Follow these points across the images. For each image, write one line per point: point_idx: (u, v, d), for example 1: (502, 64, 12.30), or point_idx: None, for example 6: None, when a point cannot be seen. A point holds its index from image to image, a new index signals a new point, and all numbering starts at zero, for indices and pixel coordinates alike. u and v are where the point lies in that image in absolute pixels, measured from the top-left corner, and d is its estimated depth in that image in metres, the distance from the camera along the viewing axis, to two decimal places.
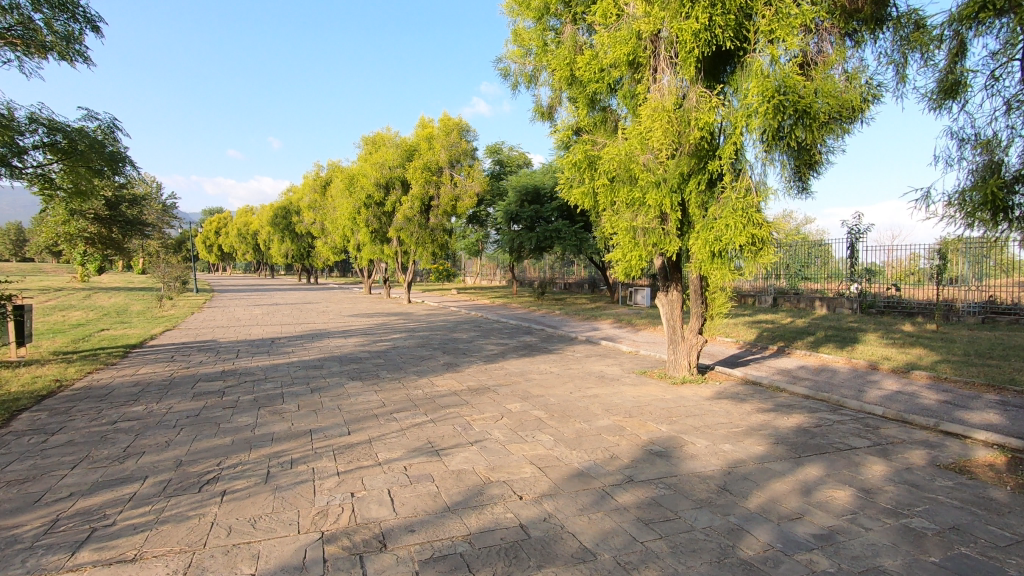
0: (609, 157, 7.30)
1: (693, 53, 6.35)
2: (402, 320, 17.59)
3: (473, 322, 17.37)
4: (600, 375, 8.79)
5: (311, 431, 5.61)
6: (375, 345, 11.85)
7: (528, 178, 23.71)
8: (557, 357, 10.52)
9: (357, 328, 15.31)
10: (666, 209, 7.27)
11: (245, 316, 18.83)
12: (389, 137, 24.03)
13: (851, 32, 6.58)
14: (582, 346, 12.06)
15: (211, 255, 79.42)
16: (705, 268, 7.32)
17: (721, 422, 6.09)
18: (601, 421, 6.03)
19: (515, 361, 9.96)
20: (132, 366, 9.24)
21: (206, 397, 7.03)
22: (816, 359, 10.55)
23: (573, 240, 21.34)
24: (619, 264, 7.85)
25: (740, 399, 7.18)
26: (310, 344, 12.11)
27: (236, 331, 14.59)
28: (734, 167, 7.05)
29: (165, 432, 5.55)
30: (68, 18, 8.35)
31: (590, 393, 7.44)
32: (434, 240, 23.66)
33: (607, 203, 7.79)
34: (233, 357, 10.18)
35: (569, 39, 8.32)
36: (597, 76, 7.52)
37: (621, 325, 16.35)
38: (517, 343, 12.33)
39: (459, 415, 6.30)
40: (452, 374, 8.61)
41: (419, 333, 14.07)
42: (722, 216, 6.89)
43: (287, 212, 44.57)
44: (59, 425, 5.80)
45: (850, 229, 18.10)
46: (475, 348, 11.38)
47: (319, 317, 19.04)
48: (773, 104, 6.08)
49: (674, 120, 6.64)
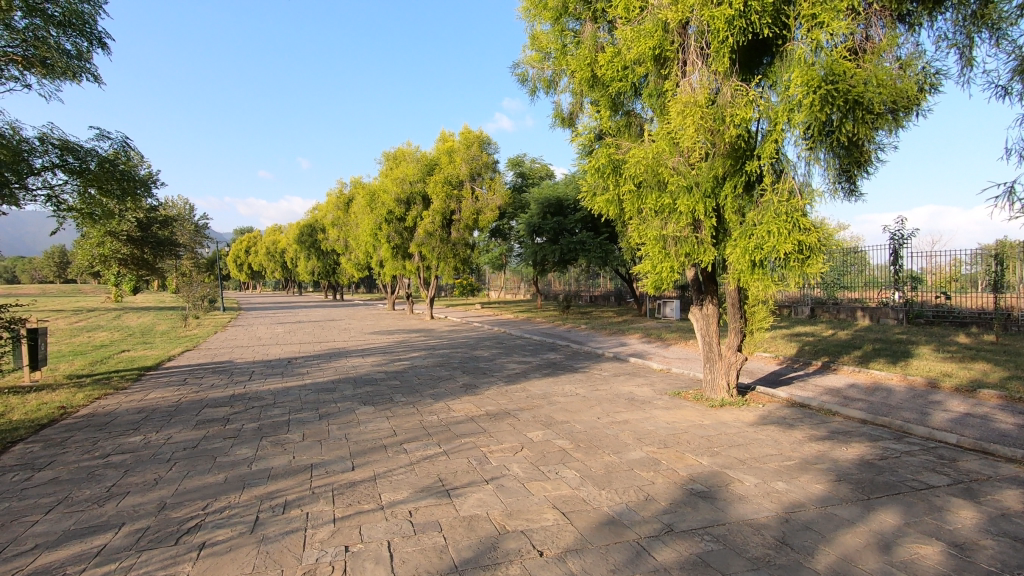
0: (635, 162, 6.75)
1: (727, 43, 5.78)
2: (423, 337, 17.16)
3: (496, 338, 16.84)
4: (630, 397, 8.11)
5: (312, 466, 5.11)
6: (393, 365, 11.38)
7: (551, 189, 23.20)
8: (583, 376, 9.88)
9: (376, 347, 14.91)
10: (698, 214, 6.68)
11: (265, 335, 18.67)
12: (410, 151, 23.86)
13: (904, 15, 5.90)
14: (609, 364, 11.37)
15: (242, 273, 81.07)
16: (745, 279, 6.65)
17: (770, 453, 5.37)
18: (632, 454, 5.38)
19: (538, 382, 9.35)
20: (142, 390, 8.94)
21: (208, 425, 6.62)
22: (867, 376, 9.66)
23: (598, 251, 20.71)
24: (648, 277, 7.22)
25: (788, 425, 6.44)
26: (327, 364, 11.71)
27: (255, 351, 14.33)
28: (774, 168, 6.41)
29: (156, 468, 5.13)
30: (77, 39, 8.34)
31: (620, 418, 6.79)
32: (456, 255, 23.31)
33: (633, 212, 7.21)
34: (245, 380, 9.82)
35: (589, 39, 7.82)
36: (621, 75, 6.99)
37: (650, 340, 15.58)
38: (540, 361, 11.72)
39: (475, 445, 5.73)
40: (470, 398, 8.06)
41: (438, 351, 13.55)
42: (762, 222, 6.25)
43: (313, 230, 45.10)
44: (48, 459, 5.43)
45: (892, 234, 17.03)
46: (496, 367, 10.80)
47: (340, 334, 18.75)
48: (819, 96, 5.43)
49: (707, 117, 6.03)
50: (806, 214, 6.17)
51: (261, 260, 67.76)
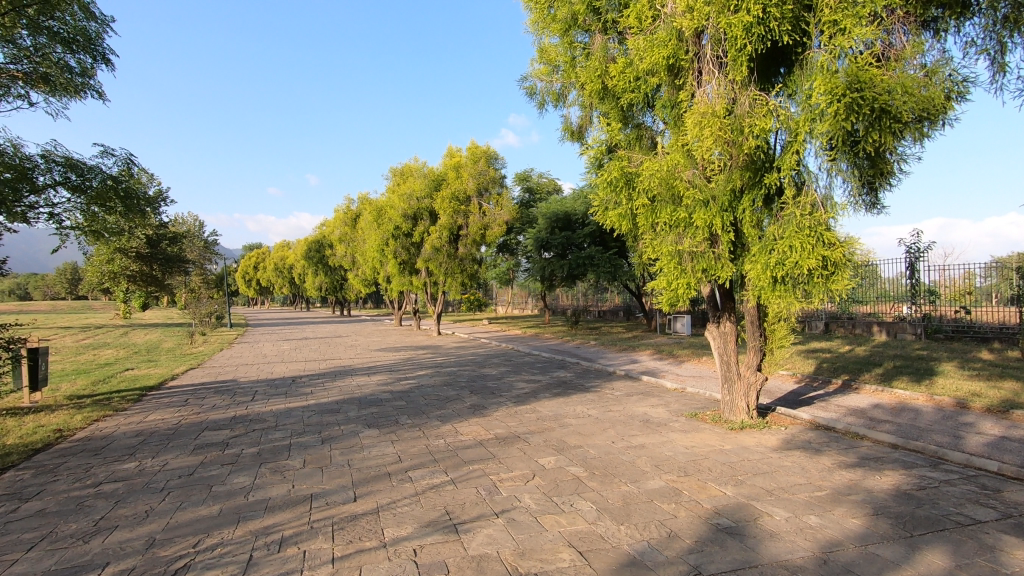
0: (650, 175, 6.54)
1: (746, 50, 5.57)
2: (430, 354, 16.89)
3: (504, 355, 16.51)
4: (645, 419, 7.78)
5: (312, 497, 4.84)
6: (398, 384, 11.09)
7: (559, 204, 23.02)
8: (594, 396, 9.54)
9: (382, 364, 14.63)
10: (716, 229, 6.45)
11: (271, 352, 18.47)
12: (417, 167, 23.82)
13: (929, 21, 5.70)
14: (621, 382, 11.03)
15: (251, 289, 81.39)
16: (765, 296, 6.36)
17: (798, 482, 5.03)
18: (651, 483, 5.06)
19: (548, 402, 9.02)
20: (142, 412, 8.71)
21: (207, 450, 6.37)
22: (891, 395, 9.26)
23: (607, 266, 20.44)
24: (663, 294, 6.97)
25: (815, 450, 6.09)
26: (332, 383, 11.45)
27: (259, 369, 14.10)
28: (795, 180, 6.16)
29: (149, 499, 4.87)
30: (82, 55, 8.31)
31: (635, 443, 6.46)
32: (463, 270, 23.11)
33: (648, 227, 6.97)
34: (248, 400, 9.58)
35: (599, 50, 7.65)
36: (633, 85, 6.80)
37: (662, 357, 15.19)
38: (550, 379, 11.39)
39: (484, 473, 5.43)
40: (478, 420, 7.76)
41: (446, 369, 13.26)
42: (784, 236, 5.98)
43: (320, 246, 45.20)
44: (38, 488, 5.18)
45: (908, 247, 16.58)
46: (505, 386, 10.48)
47: (346, 351, 18.50)
48: (844, 104, 5.18)
49: (725, 128, 5.79)
50: (830, 228, 5.89)
51: (269, 276, 68.02)
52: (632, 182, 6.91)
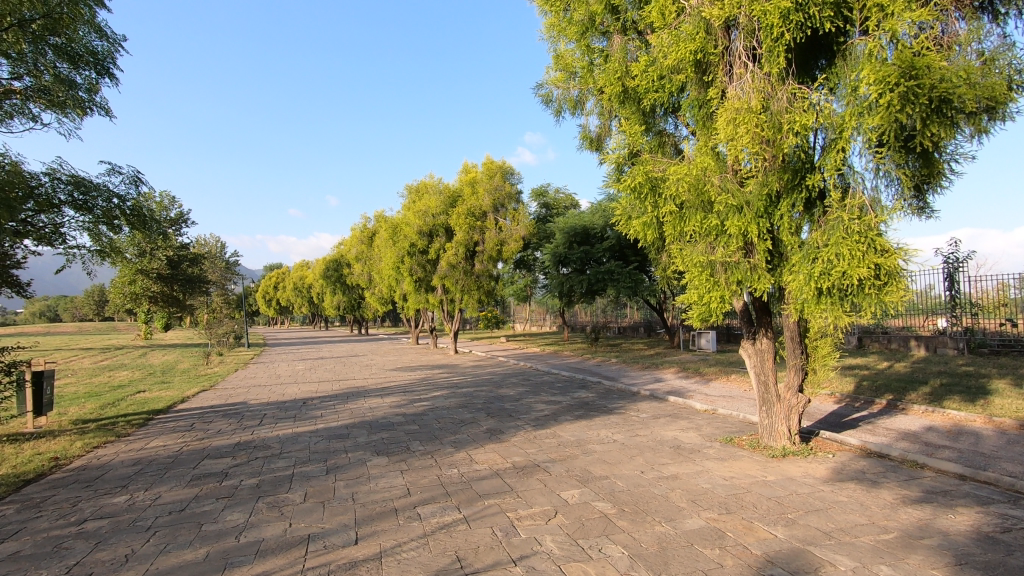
0: (678, 180, 6.06)
1: (783, 40, 5.10)
2: (445, 374, 16.40)
3: (522, 374, 15.96)
4: (676, 444, 7.16)
5: (309, 538, 4.35)
6: (412, 406, 10.60)
7: (577, 218, 22.55)
8: (619, 419, 8.93)
9: (396, 385, 14.18)
10: (751, 236, 5.92)
11: (285, 373, 18.15)
12: (432, 184, 23.61)
13: (987, 5, 5.16)
14: (647, 403, 10.39)
15: (271, 309, 82.13)
16: (810, 310, 5.77)
17: (860, 523, 4.38)
18: (690, 523, 4.47)
19: (570, 426, 8.43)
20: (145, 438, 8.35)
21: (204, 481, 5.94)
22: (944, 417, 8.49)
23: (628, 281, 19.83)
24: (694, 309, 6.43)
25: (871, 482, 5.43)
26: (343, 405, 11.02)
27: (271, 391, 13.75)
28: (839, 183, 5.62)
29: (132, 539, 4.44)
30: (87, 71, 8.15)
31: (668, 473, 5.86)
32: (480, 287, 22.71)
33: (676, 237, 6.47)
34: (255, 425, 9.16)
35: (618, 51, 7.24)
36: (657, 85, 6.37)
37: (688, 375, 14.48)
38: (570, 400, 10.79)
39: (500, 509, 4.89)
40: (495, 446, 7.22)
41: (461, 390, 12.74)
42: (830, 243, 5.42)
43: (338, 265, 45.35)
44: (17, 527, 4.79)
45: (944, 257, 15.63)
46: (523, 409, 9.93)
47: (361, 371, 18.10)
48: (898, 94, 4.64)
49: (763, 124, 5.26)
50: (882, 233, 5.31)
51: (289, 295, 68.48)
52: (657, 188, 6.43)
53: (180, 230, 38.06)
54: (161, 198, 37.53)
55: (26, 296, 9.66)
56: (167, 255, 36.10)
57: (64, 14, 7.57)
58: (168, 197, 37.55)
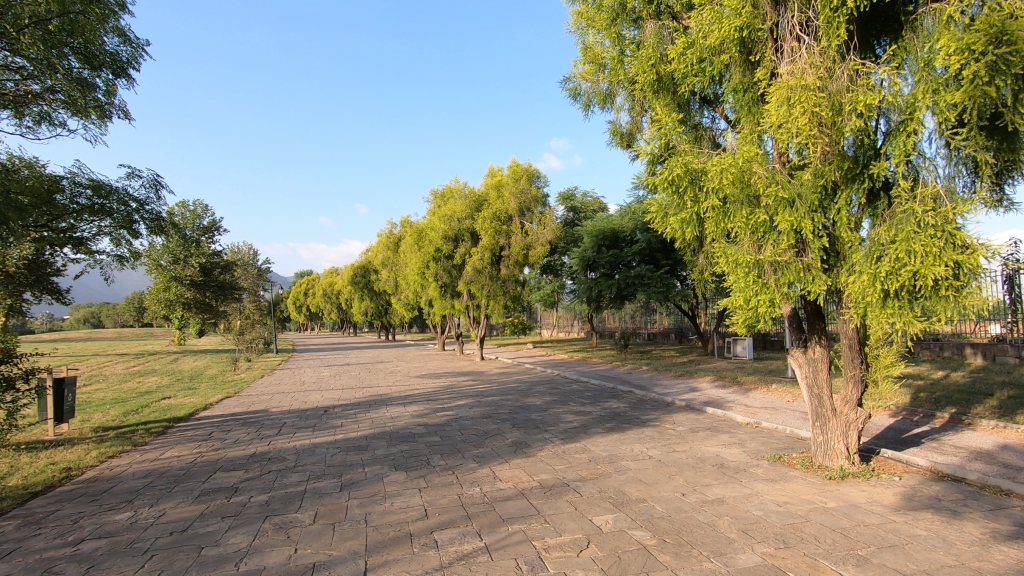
0: (721, 171, 5.49)
1: (844, 8, 4.51)
2: (471, 382, 15.98)
3: (550, 382, 15.42)
4: (719, 462, 6.54)
5: (313, 568, 3.92)
6: (434, 416, 10.16)
7: (605, 221, 21.91)
8: (654, 432, 8.31)
9: (420, 392, 13.81)
10: (805, 232, 5.34)
11: (310, 379, 18.00)
12: (457, 188, 23.32)
13: None
14: (683, 415, 9.72)
15: (301, 316, 83.33)
16: (874, 315, 5.12)
17: (947, 564, 3.73)
18: (743, 559, 3.89)
19: (601, 440, 7.86)
20: (161, 447, 8.12)
21: (212, 497, 5.60)
22: (1019, 434, 7.64)
23: (659, 286, 19.10)
24: (739, 313, 5.85)
25: (950, 512, 4.74)
26: (364, 414, 10.66)
27: (294, 398, 13.52)
28: (908, 172, 4.97)
29: (125, 564, 4.09)
30: (104, 74, 8.02)
31: (712, 497, 5.27)
32: (506, 292, 22.28)
33: (719, 235, 5.88)
34: (273, 434, 8.86)
35: (652, 37, 6.71)
36: (696, 69, 5.82)
37: (725, 384, 13.71)
38: (601, 411, 10.20)
39: (526, 537, 4.39)
40: (521, 462, 6.72)
41: (486, 399, 12.26)
42: (899, 239, 4.78)
43: (366, 271, 45.60)
44: (11, 546, 4.49)
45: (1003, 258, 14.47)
46: (551, 420, 9.38)
47: (385, 378, 17.82)
48: (984, 65, 4.00)
49: (822, 105, 4.63)
50: (961, 227, 4.64)
51: (319, 302, 69.37)
52: (697, 180, 5.84)
53: (212, 237, 38.76)
54: (194, 206, 38.31)
55: (64, 302, 9.48)
56: (200, 262, 36.77)
57: (81, 14, 7.42)
58: (201, 205, 38.33)
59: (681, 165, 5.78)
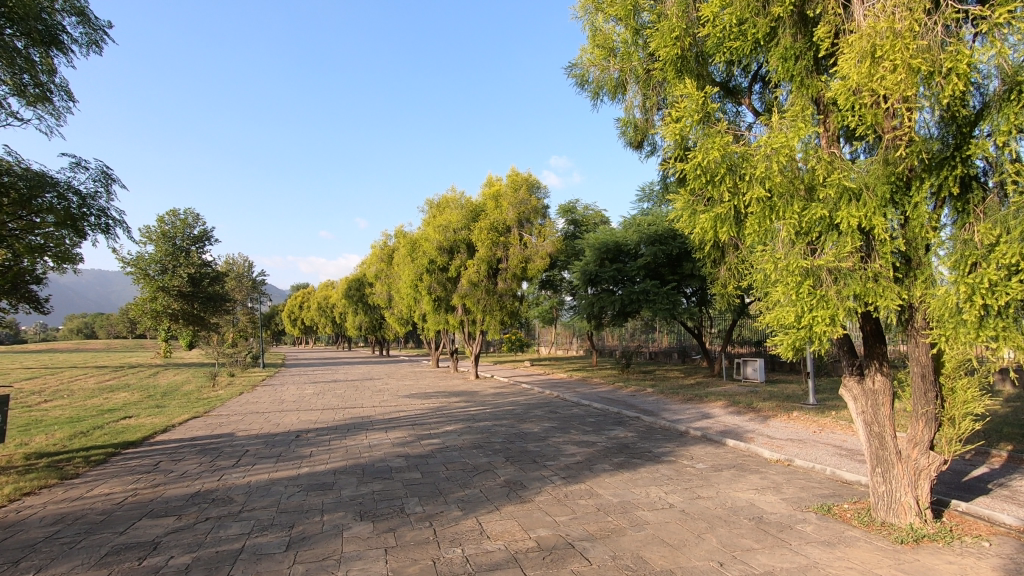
0: (771, 155, 4.41)
1: None
2: (462, 403, 14.77)
3: (548, 405, 14.24)
4: (757, 515, 5.35)
5: None
6: (418, 445, 8.94)
7: (608, 234, 20.81)
8: (669, 471, 7.11)
9: (405, 415, 12.58)
10: (875, 232, 4.26)
11: (291, 398, 16.73)
12: (453, 198, 22.32)
13: None
14: (699, 448, 8.53)
15: (295, 329, 81.88)
16: (972, 338, 3.99)
17: None
18: None
19: (609, 480, 6.66)
20: (91, 482, 6.90)
21: (119, 560, 4.39)
22: None
23: (666, 303, 17.94)
24: (787, 335, 4.69)
25: None
26: (339, 441, 9.44)
27: (267, 419, 12.30)
28: (1014, 156, 3.91)
29: None
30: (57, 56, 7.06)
31: (761, 570, 4.08)
32: (503, 307, 21.16)
33: (761, 237, 4.75)
34: (229, 466, 7.65)
35: (677, 6, 5.67)
36: (735, 32, 4.78)
37: (740, 411, 12.51)
38: (606, 442, 8.99)
39: None
40: (515, 511, 5.52)
41: (478, 424, 11.03)
42: (1010, 241, 3.70)
43: (361, 284, 44.53)
44: None
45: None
46: (549, 452, 8.17)
47: (372, 398, 16.58)
48: None
49: (916, 60, 3.53)
50: None
51: (313, 316, 68.18)
52: (737, 167, 4.72)
53: (203, 247, 37.53)
54: (185, 215, 37.15)
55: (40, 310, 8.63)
56: (188, 272, 35.55)
57: None
58: (192, 215, 37.24)
59: (718, 148, 4.68)
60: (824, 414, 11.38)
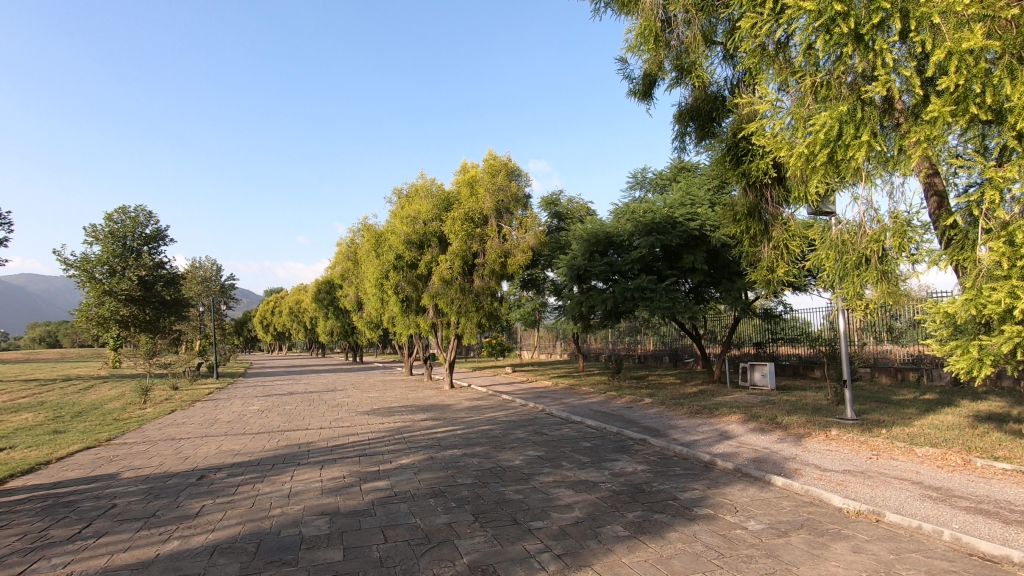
0: (936, 12, 5.20)
1: None
2: (430, 423, 12.33)
3: (533, 423, 11.91)
4: None
5: None
6: (356, 493, 6.50)
7: (597, 223, 18.51)
8: (714, 539, 4.77)
9: (355, 441, 10.11)
10: None
11: (228, 418, 14.04)
12: (423, 185, 19.90)
13: None
14: (740, 492, 6.24)
15: (267, 336, 78.09)
16: None
17: None
18: None
19: (629, 562, 4.31)
20: None
21: None
22: None
23: (665, 301, 15.71)
24: (990, 309, 4.88)
25: None
26: (252, 487, 6.94)
27: (177, 451, 9.70)
28: None
29: None
30: None
31: None
32: (480, 308, 18.75)
33: (937, 131, 5.36)
34: (60, 542, 5.12)
35: None
36: None
37: (764, 428, 10.32)
38: (613, 483, 6.66)
39: None
40: None
41: (443, 455, 8.60)
42: None
43: (332, 286, 41.73)
44: None
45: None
46: (535, 505, 5.80)
47: (325, 416, 14.02)
48: None
49: None
50: None
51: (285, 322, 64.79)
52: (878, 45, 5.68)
53: (156, 246, 34.25)
54: (137, 213, 33.90)
55: None
56: (138, 274, 32.31)
57: None
58: (144, 213, 34.01)
59: (859, 22, 5.60)
60: (872, 432, 9.25)
